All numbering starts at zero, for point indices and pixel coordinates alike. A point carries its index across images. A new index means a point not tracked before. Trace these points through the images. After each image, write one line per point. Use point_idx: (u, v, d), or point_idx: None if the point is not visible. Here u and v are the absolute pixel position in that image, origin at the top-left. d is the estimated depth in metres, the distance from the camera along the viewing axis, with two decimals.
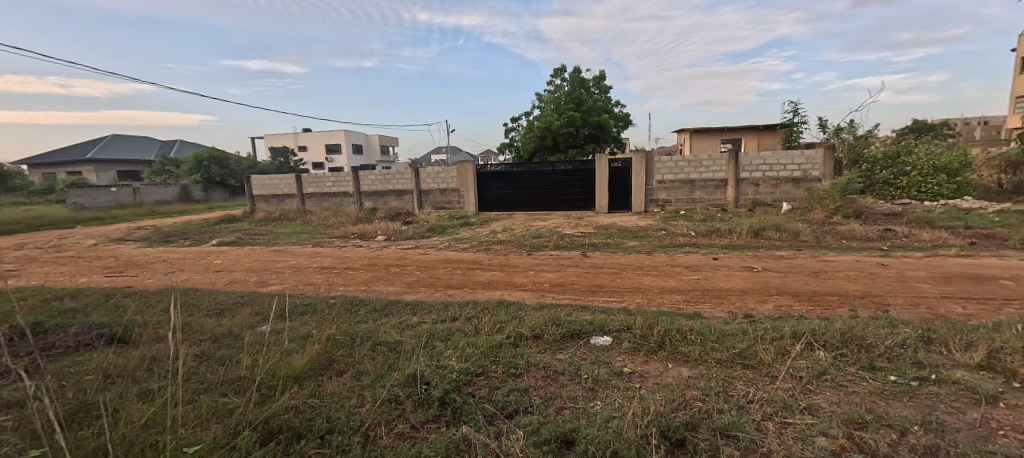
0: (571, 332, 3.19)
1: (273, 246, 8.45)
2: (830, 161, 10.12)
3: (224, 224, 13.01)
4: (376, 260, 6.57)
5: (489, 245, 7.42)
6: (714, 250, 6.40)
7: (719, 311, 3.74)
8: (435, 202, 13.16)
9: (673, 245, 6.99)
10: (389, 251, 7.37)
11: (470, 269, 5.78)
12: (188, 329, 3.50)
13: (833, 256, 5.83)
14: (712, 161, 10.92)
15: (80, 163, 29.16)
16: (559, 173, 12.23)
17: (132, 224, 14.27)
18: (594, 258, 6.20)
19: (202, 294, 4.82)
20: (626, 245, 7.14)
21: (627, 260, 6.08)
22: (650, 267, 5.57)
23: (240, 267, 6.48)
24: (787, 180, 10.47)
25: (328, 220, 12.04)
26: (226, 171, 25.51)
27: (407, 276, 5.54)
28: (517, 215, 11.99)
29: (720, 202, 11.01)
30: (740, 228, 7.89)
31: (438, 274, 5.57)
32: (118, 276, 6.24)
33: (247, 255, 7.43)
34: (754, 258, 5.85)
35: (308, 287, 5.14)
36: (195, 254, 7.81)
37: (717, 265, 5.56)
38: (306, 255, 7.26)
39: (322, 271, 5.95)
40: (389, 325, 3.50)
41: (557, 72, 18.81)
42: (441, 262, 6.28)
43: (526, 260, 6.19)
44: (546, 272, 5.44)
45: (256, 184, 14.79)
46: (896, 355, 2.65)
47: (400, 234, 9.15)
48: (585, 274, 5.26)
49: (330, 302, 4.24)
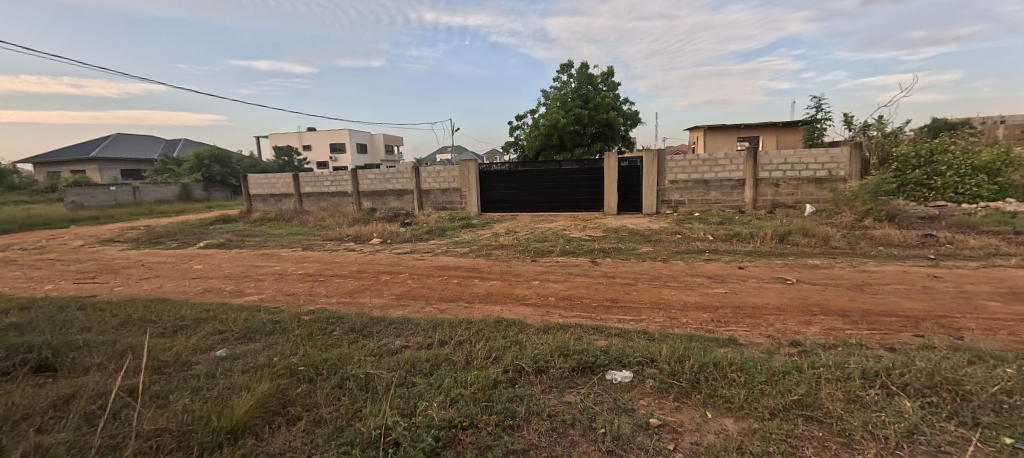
0: (583, 365, 2.62)
1: (261, 249, 7.95)
2: (857, 161, 9.52)
3: (218, 224, 12.58)
4: (367, 266, 6.04)
5: (490, 250, 6.86)
6: (738, 258, 5.79)
7: (757, 336, 3.15)
8: (436, 203, 12.63)
9: (691, 250, 6.39)
10: (383, 256, 6.84)
11: (468, 277, 5.22)
12: (130, 353, 2.98)
13: (875, 266, 5.20)
14: (728, 160, 10.29)
15: (84, 162, 29.06)
16: (566, 172, 11.65)
17: (126, 224, 13.89)
18: (604, 266, 5.63)
19: (168, 306, 4.29)
20: (639, 250, 6.54)
21: (642, 268, 5.48)
22: (667, 278, 4.98)
23: (219, 273, 5.97)
24: (810, 180, 9.83)
25: (324, 221, 11.55)
26: (227, 169, 25.20)
27: (397, 285, 5.00)
28: (521, 216, 11.45)
29: (737, 204, 10.38)
30: (762, 232, 7.28)
31: (432, 283, 5.02)
32: (86, 283, 5.74)
33: (229, 260, 6.91)
34: (785, 268, 5.23)
35: (286, 299, 4.59)
36: (178, 258, 7.34)
37: (746, 275, 4.94)
38: (293, 260, 6.73)
39: (307, 279, 5.42)
40: (367, 351, 2.97)
41: (563, 69, 18.17)
42: (437, 269, 5.72)
43: (530, 268, 5.61)
44: (552, 282, 4.87)
45: (252, 183, 14.37)
46: (1006, 408, 2.04)
47: (397, 237, 8.62)
48: (597, 285, 4.70)
49: (305, 319, 3.70)
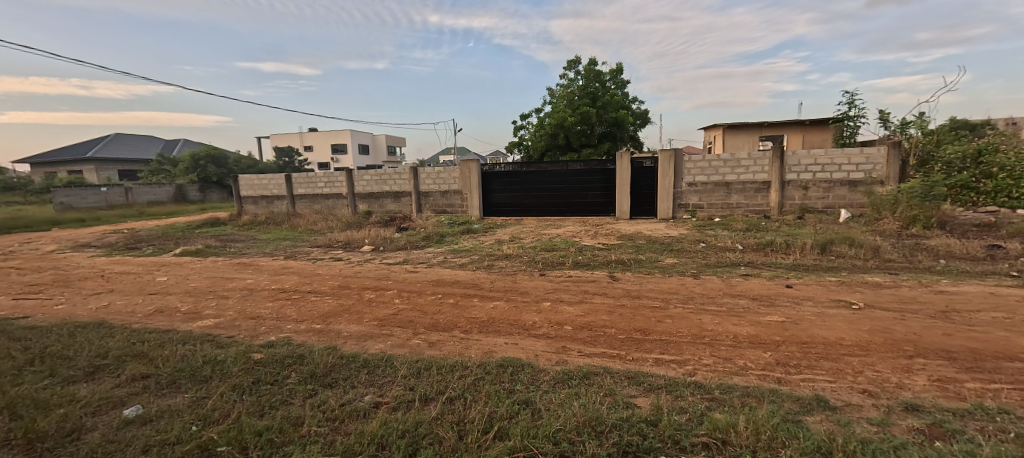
0: (623, 448, 1.82)
1: (238, 257, 7.17)
2: (895, 162, 8.75)
3: (205, 227, 11.82)
4: (352, 280, 5.26)
5: (493, 261, 6.05)
6: (782, 273, 4.97)
7: (851, 395, 2.35)
8: (435, 205, 11.85)
9: (724, 263, 5.56)
10: (371, 267, 6.05)
11: (467, 297, 4.44)
12: (3, 416, 2.22)
13: (953, 287, 4.36)
14: (752, 161, 9.46)
15: (81, 162, 28.52)
16: (574, 173, 10.85)
17: (110, 226, 13.18)
18: (625, 282, 4.83)
19: (98, 335, 3.50)
20: (662, 262, 5.72)
21: (670, 286, 4.67)
22: (704, 300, 4.16)
23: (181, 287, 5.18)
24: (843, 183, 9.03)
25: (316, 225, 10.80)
26: (224, 170, 24.57)
27: (384, 305, 4.22)
28: (527, 222, 10.65)
29: (762, 208, 9.56)
30: (799, 242, 6.48)
31: (424, 303, 4.25)
32: (26, 300, 4.96)
33: (199, 271, 6.13)
34: (843, 287, 4.40)
35: (246, 324, 3.81)
36: (145, 267, 6.58)
37: (800, 297, 4.12)
38: (270, 271, 5.95)
39: (279, 296, 4.63)
40: (322, 414, 2.17)
41: (570, 65, 17.36)
42: (430, 285, 4.92)
43: (538, 284, 4.82)
44: (566, 305, 4.07)
45: (244, 184, 13.67)
46: None
47: (391, 244, 7.82)
48: (620, 309, 3.89)
49: (256, 357, 2.89)
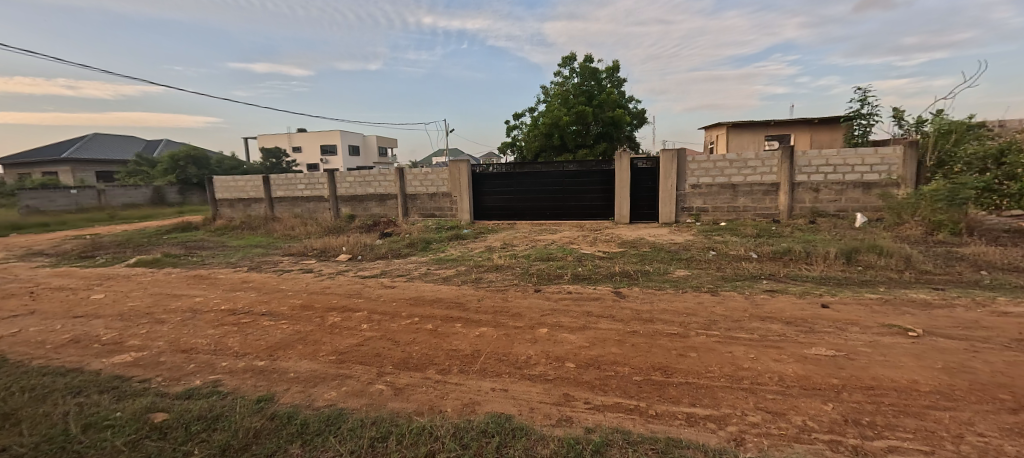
0: None
1: (197, 268, 6.41)
2: (912, 163, 8.18)
3: (174, 232, 11.00)
4: (317, 298, 4.54)
5: (481, 273, 5.35)
6: (812, 289, 4.34)
7: None
8: (423, 209, 11.14)
9: (743, 275, 4.92)
10: (343, 280, 5.33)
11: (449, 321, 3.73)
12: None
13: (1016, 306, 3.73)
14: (760, 161, 8.87)
15: (56, 163, 27.40)
16: (570, 175, 10.20)
17: (74, 232, 12.28)
18: (634, 301, 4.16)
19: None
20: (673, 275, 5.07)
21: (687, 305, 4.01)
22: (731, 324, 3.50)
23: (115, 307, 4.43)
24: (856, 184, 8.46)
25: (294, 230, 10.05)
26: (204, 171, 23.58)
27: (348, 332, 3.51)
28: (520, 226, 9.99)
29: (770, 212, 8.98)
30: (820, 251, 5.87)
31: (397, 330, 3.54)
32: None
33: (146, 286, 5.37)
34: (889, 308, 3.77)
35: (172, 360, 3.08)
36: (87, 281, 5.79)
37: (841, 322, 3.48)
38: (227, 286, 5.21)
39: (225, 320, 3.91)
40: None
41: (565, 61, 16.71)
42: (406, 304, 4.21)
43: (532, 303, 4.14)
44: (565, 332, 3.39)
45: (219, 186, 12.88)
46: None
47: (370, 252, 7.11)
48: (633, 339, 3.21)
49: (157, 419, 2.17)
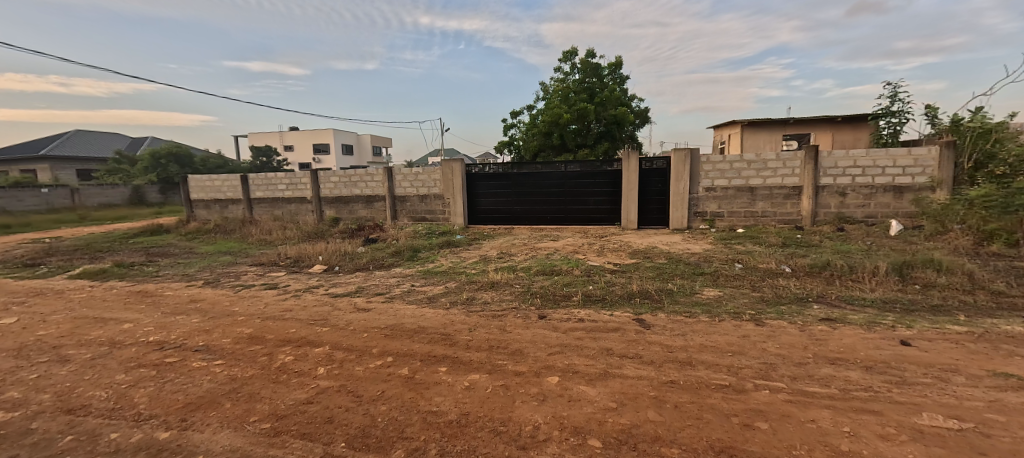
0: None
1: (146, 281, 5.55)
2: (949, 165, 7.43)
3: (140, 237, 10.09)
4: (271, 326, 3.69)
5: (474, 292, 4.54)
6: (879, 318, 3.53)
7: None
8: (413, 212, 10.31)
9: (786, 297, 4.12)
10: (310, 299, 4.49)
11: (430, 362, 2.90)
12: None
13: None
14: (782, 162, 8.09)
15: (34, 160, 26.27)
16: (572, 176, 9.40)
17: (36, 235, 11.33)
18: (662, 333, 3.34)
19: None
20: (702, 295, 4.27)
21: (731, 339, 3.20)
22: (797, 372, 2.68)
23: (17, 338, 3.57)
24: (887, 188, 7.71)
25: (270, 235, 9.19)
26: (187, 171, 22.57)
27: (296, 382, 2.67)
28: (518, 232, 9.17)
29: (791, 217, 8.22)
30: (866, 265, 5.09)
31: (361, 378, 2.70)
32: None
33: (74, 305, 4.50)
34: (990, 347, 2.97)
35: (46, 429, 2.24)
36: (10, 298, 4.89)
37: (939, 369, 2.68)
38: (170, 307, 4.35)
39: (146, 358, 3.06)
40: None
41: (567, 56, 15.90)
42: (380, 336, 3.39)
43: (537, 335, 3.31)
44: (582, 384, 2.56)
45: (194, 186, 11.98)
46: None
47: (349, 262, 6.26)
48: (674, 397, 2.39)
49: None
